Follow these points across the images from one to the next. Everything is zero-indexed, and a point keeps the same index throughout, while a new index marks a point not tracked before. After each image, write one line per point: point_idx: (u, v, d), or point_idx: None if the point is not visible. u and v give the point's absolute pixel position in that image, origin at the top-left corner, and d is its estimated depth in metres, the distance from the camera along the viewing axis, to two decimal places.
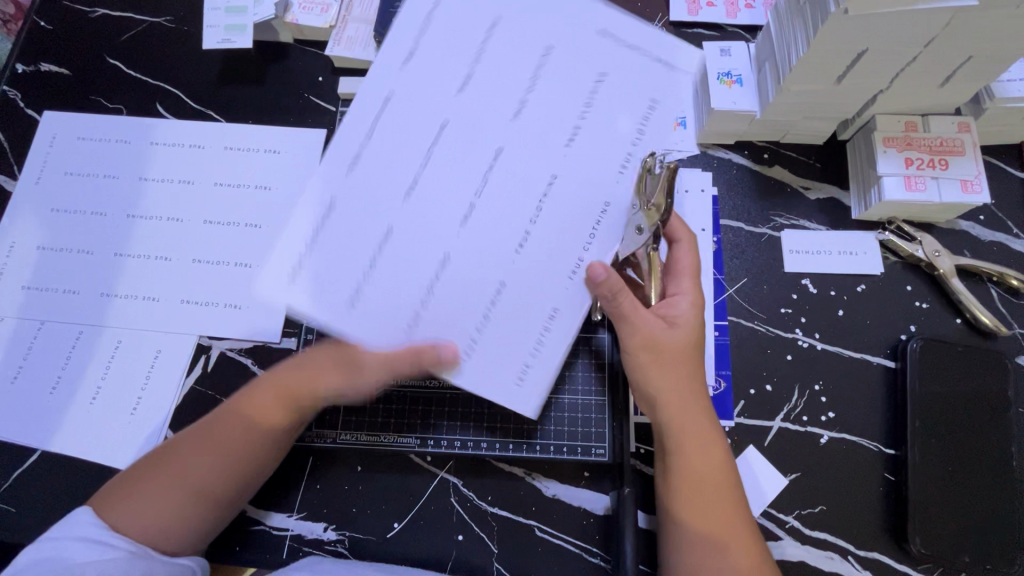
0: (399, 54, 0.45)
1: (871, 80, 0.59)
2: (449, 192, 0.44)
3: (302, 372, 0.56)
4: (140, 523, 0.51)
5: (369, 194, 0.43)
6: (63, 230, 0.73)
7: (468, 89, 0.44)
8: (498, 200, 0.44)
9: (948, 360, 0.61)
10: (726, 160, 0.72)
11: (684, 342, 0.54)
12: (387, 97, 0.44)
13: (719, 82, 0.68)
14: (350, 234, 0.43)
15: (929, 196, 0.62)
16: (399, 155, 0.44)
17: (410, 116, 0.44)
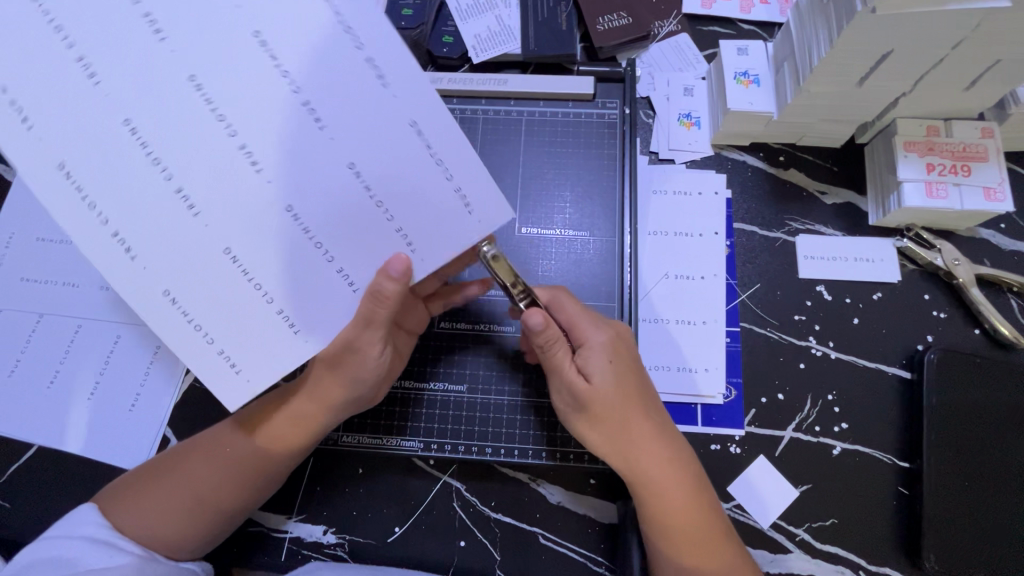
0: (137, 147, 0.39)
1: (894, 83, 0.58)
2: (334, 200, 0.42)
3: (309, 391, 0.54)
4: (142, 524, 0.51)
5: (181, 257, 0.41)
6: (62, 221, 0.72)
7: (243, 142, 0.40)
8: (395, 194, 0.43)
9: (967, 372, 0.59)
10: (740, 162, 0.70)
11: (610, 396, 0.50)
12: (80, 194, 0.38)
13: (735, 82, 0.66)
14: (212, 296, 0.42)
15: (950, 204, 0.60)
16: (161, 212, 0.40)
17: (141, 187, 0.39)
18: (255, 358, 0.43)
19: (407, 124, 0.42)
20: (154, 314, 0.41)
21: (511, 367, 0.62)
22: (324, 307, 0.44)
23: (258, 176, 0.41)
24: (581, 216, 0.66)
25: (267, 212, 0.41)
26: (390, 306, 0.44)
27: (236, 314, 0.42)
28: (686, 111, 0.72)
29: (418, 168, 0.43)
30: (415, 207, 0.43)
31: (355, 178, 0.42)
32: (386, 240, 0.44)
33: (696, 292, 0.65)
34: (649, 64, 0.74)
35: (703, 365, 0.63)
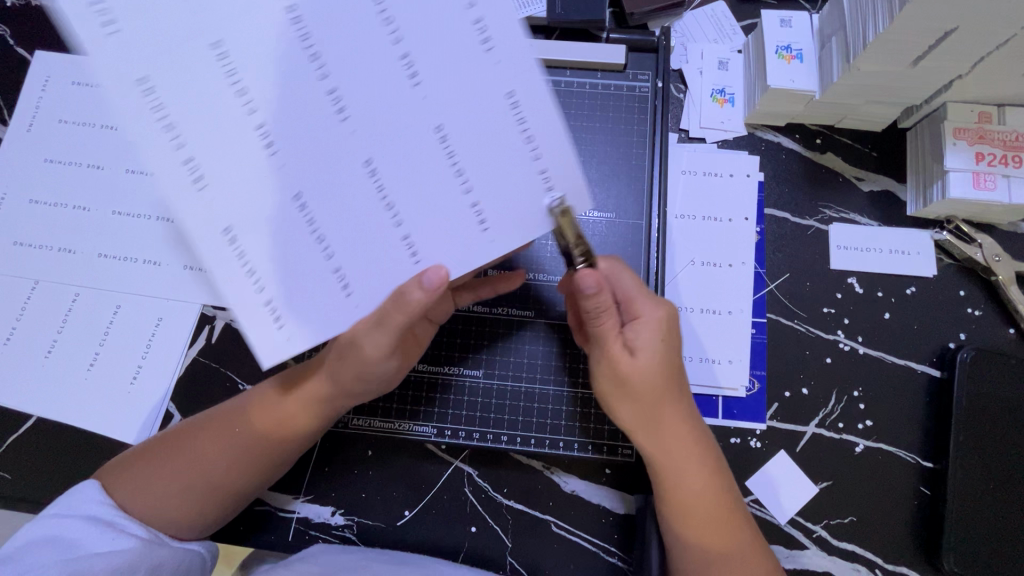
0: (219, 68, 0.36)
1: (952, 64, 0.53)
2: (413, 162, 0.39)
3: (327, 376, 0.52)
4: (143, 494, 0.49)
5: (243, 195, 0.37)
6: (57, 183, 0.68)
7: (334, 87, 0.38)
8: (475, 158, 0.40)
9: (1000, 373, 0.57)
10: (775, 143, 0.66)
11: (651, 370, 0.48)
12: (158, 113, 0.36)
13: (777, 56, 0.61)
14: (268, 241, 0.38)
15: (998, 196, 0.57)
16: (238, 150, 0.37)
17: (219, 120, 0.37)
18: (300, 312, 0.39)
19: (505, 94, 0.39)
20: (208, 251, 0.37)
21: (537, 354, 0.60)
22: (374, 268, 0.40)
23: (343, 124, 0.38)
24: (606, 196, 0.62)
25: (341, 164, 0.39)
26: (410, 315, 0.42)
27: (286, 263, 0.39)
28: (719, 87, 0.67)
29: (502, 138, 0.40)
30: (498, 181, 0.40)
31: (439, 143, 0.39)
32: (458, 216, 0.40)
33: (722, 280, 0.63)
34: (682, 34, 0.69)
35: (725, 357, 0.61)
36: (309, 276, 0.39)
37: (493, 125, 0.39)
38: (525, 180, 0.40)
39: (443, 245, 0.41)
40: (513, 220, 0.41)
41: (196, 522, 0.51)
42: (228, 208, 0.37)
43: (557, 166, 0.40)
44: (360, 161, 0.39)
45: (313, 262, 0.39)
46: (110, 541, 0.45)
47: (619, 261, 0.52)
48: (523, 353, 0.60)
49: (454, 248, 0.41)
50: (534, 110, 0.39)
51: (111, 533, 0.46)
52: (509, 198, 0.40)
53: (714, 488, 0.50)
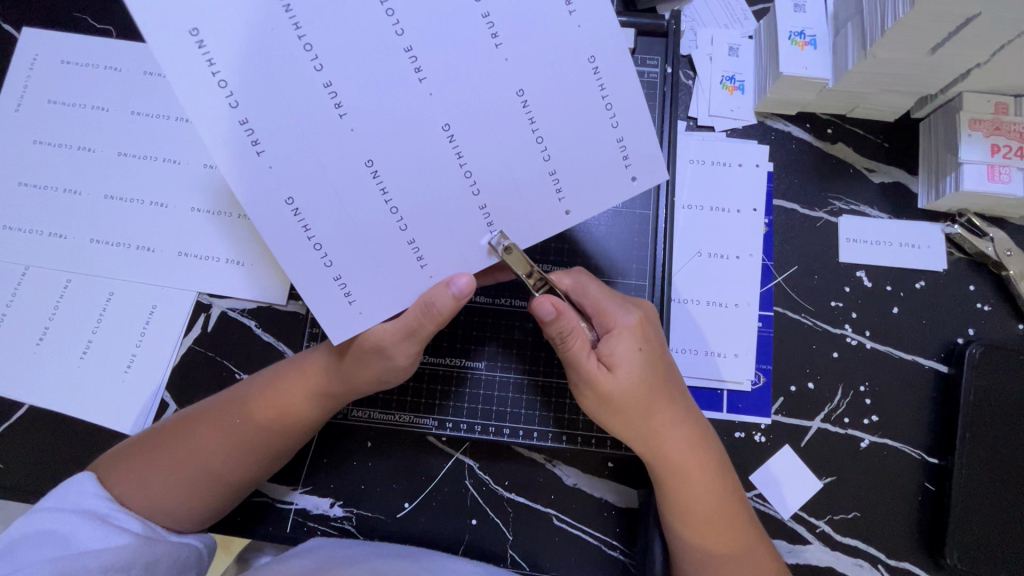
0: (287, 24, 0.37)
1: (972, 52, 0.52)
2: (492, 131, 0.40)
3: (330, 371, 0.51)
4: (138, 487, 0.48)
5: (311, 166, 0.39)
6: (47, 165, 0.66)
7: (411, 44, 0.38)
8: (554, 124, 0.41)
9: (1009, 369, 0.56)
10: (784, 132, 0.64)
11: (633, 382, 0.47)
12: (211, 65, 0.37)
13: (790, 42, 0.60)
14: (333, 210, 0.40)
15: (1012, 189, 0.56)
16: (309, 110, 0.38)
17: (288, 83, 0.38)
18: (365, 284, 0.42)
19: (587, 59, 0.40)
20: (276, 220, 0.40)
21: (540, 346, 0.59)
22: (450, 238, 0.42)
23: (421, 86, 0.39)
24: None
25: (424, 130, 0.40)
26: (439, 322, 0.44)
27: (354, 232, 0.41)
28: (729, 74, 0.65)
29: (583, 103, 0.41)
30: (573, 149, 0.41)
31: (521, 106, 0.40)
32: (535, 185, 0.42)
33: (729, 272, 0.62)
34: (691, 18, 0.67)
35: (731, 350, 0.60)
36: (381, 244, 0.41)
37: (568, 90, 0.40)
38: (600, 145, 0.42)
39: (519, 215, 0.42)
40: (587, 191, 0.43)
41: (194, 516, 0.50)
42: (292, 177, 0.39)
43: (633, 133, 0.42)
44: (441, 130, 0.40)
45: (381, 228, 0.41)
46: (103, 538, 0.44)
47: (582, 275, 0.51)
48: (527, 346, 0.59)
49: (532, 219, 0.43)
50: (608, 75, 0.40)
51: (103, 528, 0.45)
52: (590, 168, 0.42)
53: (716, 482, 0.49)
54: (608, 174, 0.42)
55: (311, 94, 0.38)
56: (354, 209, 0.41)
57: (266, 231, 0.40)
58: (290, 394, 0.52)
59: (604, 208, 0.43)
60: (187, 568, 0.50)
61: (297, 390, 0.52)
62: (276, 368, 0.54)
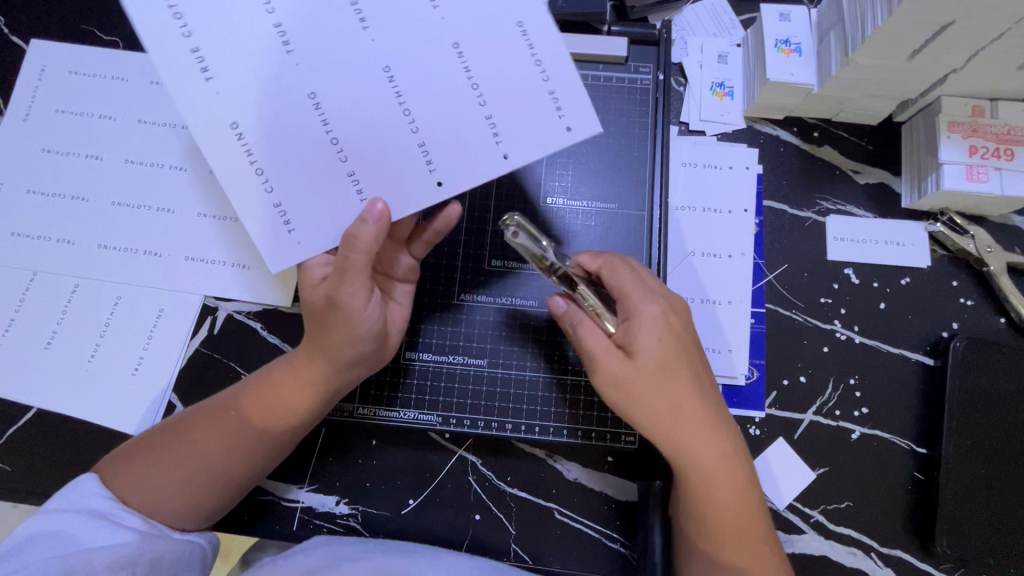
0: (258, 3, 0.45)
1: (948, 58, 0.54)
2: (426, 99, 0.46)
3: (314, 356, 0.53)
4: (139, 485, 0.49)
5: (269, 95, 0.45)
6: (55, 173, 0.67)
7: (358, 5, 0.45)
8: (491, 83, 0.46)
9: (992, 361, 0.58)
10: (773, 136, 0.67)
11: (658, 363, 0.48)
12: (183, 27, 0.44)
13: (776, 50, 0.62)
14: (281, 147, 0.46)
15: (990, 188, 0.58)
16: (312, 52, 0.45)
17: (246, 30, 0.45)
18: (304, 212, 0.46)
19: (539, 70, 0.46)
20: (218, 141, 0.45)
21: (540, 343, 0.61)
22: (383, 163, 0.46)
23: (364, 35, 0.45)
24: (607, 186, 0.63)
25: (368, 73, 0.45)
26: (365, 254, 0.46)
27: (302, 165, 0.46)
28: (719, 80, 0.68)
29: (528, 87, 0.46)
30: (518, 130, 0.46)
31: (457, 60, 0.46)
32: (470, 147, 0.46)
33: (722, 270, 0.64)
34: (681, 27, 0.70)
35: (726, 346, 0.62)
36: (324, 176, 0.46)
37: (500, 87, 0.46)
38: (545, 134, 0.46)
39: (455, 160, 0.46)
40: (522, 129, 0.46)
41: (195, 514, 0.51)
42: (281, 100, 0.45)
43: (572, 124, 0.46)
44: (378, 78, 0.46)
45: (328, 164, 0.46)
46: (108, 535, 0.45)
47: (611, 258, 0.53)
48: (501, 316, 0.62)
49: (457, 176, 0.46)
50: (552, 83, 0.46)
51: (111, 527, 0.46)
52: (523, 120, 0.46)
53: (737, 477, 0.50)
54: (513, 147, 0.46)
55: (320, 42, 0.45)
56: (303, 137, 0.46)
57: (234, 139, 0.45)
58: (280, 385, 0.54)
59: (540, 156, 0.46)
60: (192, 566, 0.50)
61: (285, 379, 0.54)
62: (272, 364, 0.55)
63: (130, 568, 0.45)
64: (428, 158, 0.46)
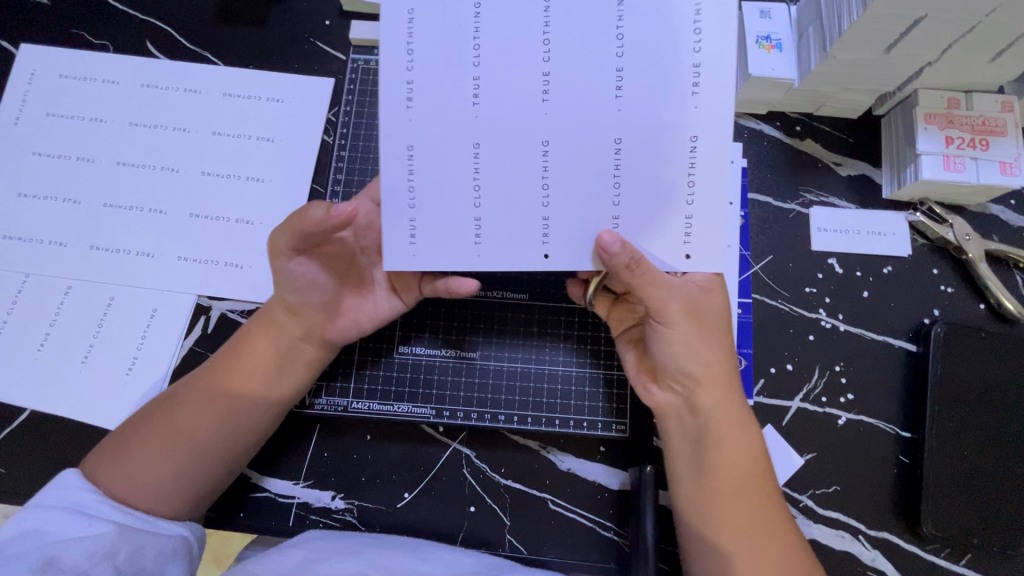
0: (469, 56, 0.48)
1: (922, 51, 0.56)
2: (582, 153, 0.48)
3: (273, 317, 0.55)
4: (115, 467, 0.50)
5: (439, 137, 0.48)
6: (46, 176, 0.68)
7: (548, 72, 0.48)
8: (636, 175, 0.48)
9: (971, 345, 0.60)
10: (756, 130, 0.68)
11: (715, 307, 0.52)
12: (409, 39, 0.48)
13: (757, 46, 0.64)
14: (436, 176, 0.49)
15: (966, 177, 0.60)
16: (456, 96, 0.48)
17: (454, 75, 0.48)
18: (430, 248, 0.50)
19: (688, 138, 0.48)
20: (394, 158, 0.49)
21: (532, 336, 0.62)
22: (510, 233, 0.50)
23: (543, 106, 0.48)
24: None
25: (530, 141, 0.48)
26: (309, 229, 0.48)
27: (446, 209, 0.49)
28: None
29: (674, 178, 0.48)
30: (647, 206, 0.48)
31: (613, 149, 0.48)
32: (599, 214, 0.49)
33: None
34: None
35: None
36: (453, 217, 0.50)
37: (656, 156, 0.48)
38: (669, 211, 0.49)
39: (571, 242, 0.49)
40: (645, 222, 0.49)
41: (171, 491, 0.51)
42: (423, 143, 0.48)
43: (703, 206, 0.48)
44: (541, 142, 0.48)
45: (461, 209, 0.49)
46: (88, 526, 0.46)
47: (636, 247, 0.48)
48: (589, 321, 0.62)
49: (584, 238, 0.49)
50: (708, 158, 0.48)
51: (92, 521, 0.46)
52: (652, 216, 0.49)
53: (752, 450, 0.51)
54: (639, 222, 0.49)
55: (463, 89, 0.48)
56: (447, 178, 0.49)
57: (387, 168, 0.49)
58: (244, 353, 0.55)
59: (658, 231, 0.49)
60: (177, 558, 0.49)
61: (247, 347, 0.55)
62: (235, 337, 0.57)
63: (109, 561, 0.45)
64: (546, 232, 0.49)
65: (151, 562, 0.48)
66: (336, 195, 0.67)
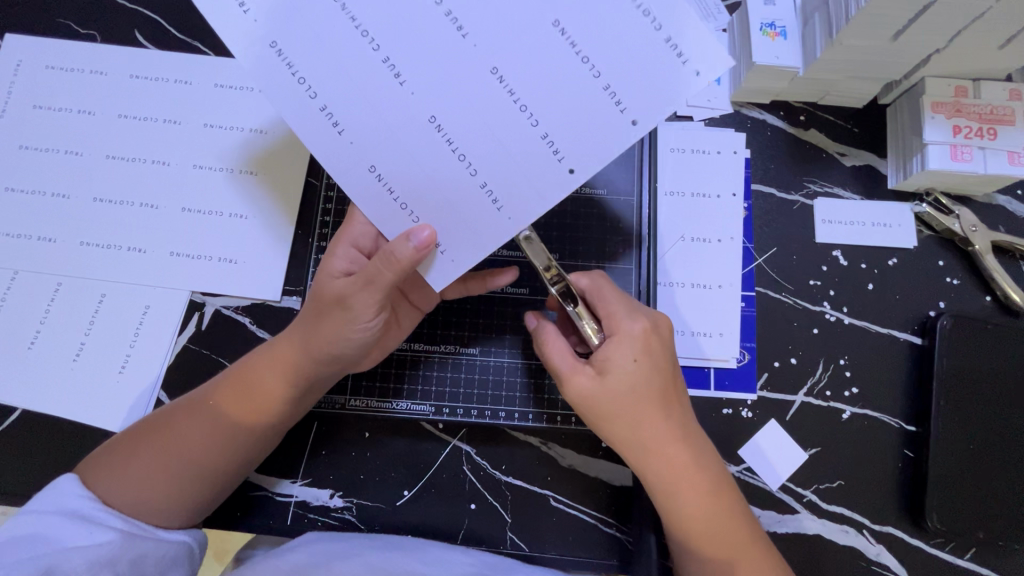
0: (364, 44, 0.42)
1: (930, 39, 0.55)
2: (535, 69, 0.41)
3: (296, 341, 0.53)
4: (123, 479, 0.49)
5: (389, 141, 0.43)
6: (33, 170, 0.66)
7: (449, 6, 0.41)
8: (596, 41, 0.41)
9: (978, 337, 0.59)
10: (760, 120, 0.67)
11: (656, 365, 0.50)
12: (291, 70, 0.42)
13: (761, 33, 0.62)
14: (413, 171, 0.44)
15: (974, 167, 0.59)
16: (377, 88, 0.42)
17: (366, 73, 0.42)
18: (455, 236, 0.44)
19: None
20: (362, 187, 0.44)
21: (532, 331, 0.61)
22: (523, 176, 0.43)
23: (466, 41, 0.41)
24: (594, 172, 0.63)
25: (476, 76, 0.42)
26: (397, 274, 0.46)
27: (444, 192, 0.44)
28: None
29: (635, 32, 0.40)
30: (636, 71, 0.41)
31: (560, 36, 0.41)
32: (596, 107, 0.41)
33: (711, 254, 0.64)
34: None
35: (716, 330, 0.62)
36: (461, 196, 0.44)
37: (600, 23, 0.40)
38: (660, 69, 0.40)
39: (587, 141, 0.42)
40: (646, 95, 0.41)
41: (179, 509, 0.50)
42: (384, 162, 0.44)
43: (691, 48, 0.40)
44: (493, 74, 0.42)
45: (460, 190, 0.44)
46: (88, 535, 0.45)
47: (601, 277, 0.52)
48: None
49: (601, 143, 0.42)
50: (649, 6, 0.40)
51: (91, 527, 0.45)
52: (640, 74, 0.41)
53: (717, 510, 0.50)
54: (639, 92, 0.41)
55: (380, 79, 0.42)
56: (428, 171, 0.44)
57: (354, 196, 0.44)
58: (261, 378, 0.53)
59: (663, 97, 0.41)
60: (177, 564, 0.50)
61: (264, 372, 0.53)
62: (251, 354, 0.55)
63: (112, 568, 0.44)
64: (556, 147, 0.42)
65: (151, 569, 0.47)
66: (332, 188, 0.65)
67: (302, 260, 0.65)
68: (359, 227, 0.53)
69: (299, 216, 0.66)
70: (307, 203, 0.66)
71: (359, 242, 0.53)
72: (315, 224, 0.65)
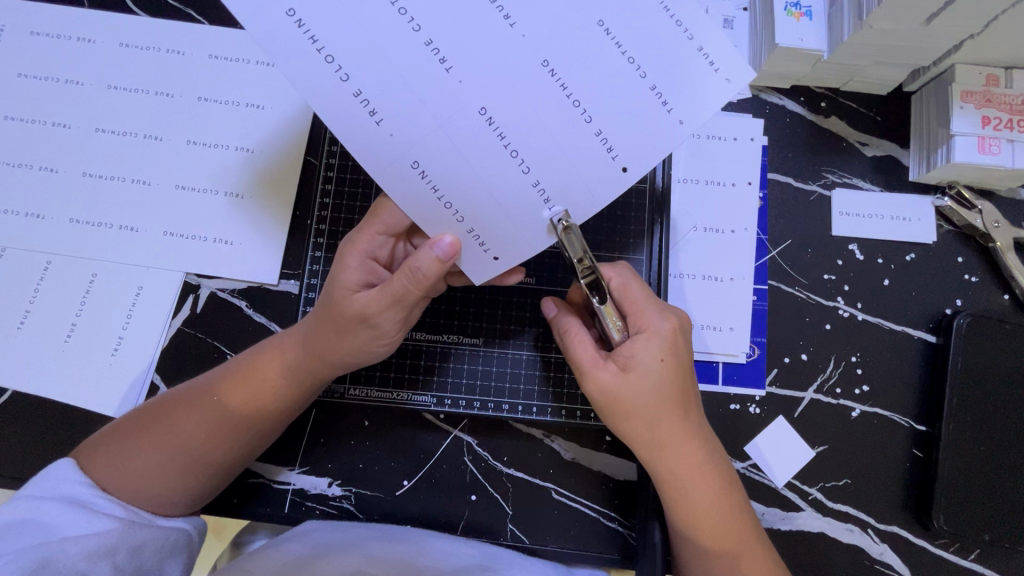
0: (404, 23, 0.40)
1: (964, 25, 0.52)
2: (593, 68, 0.42)
3: (307, 340, 0.51)
4: (122, 467, 0.48)
5: (433, 132, 0.42)
6: (19, 141, 0.63)
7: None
8: (640, 40, 0.42)
9: (995, 337, 0.57)
10: (779, 106, 0.64)
11: (680, 367, 0.48)
12: (315, 44, 0.39)
13: (785, 14, 0.59)
14: (454, 162, 0.42)
15: (1002, 161, 0.56)
16: (421, 74, 0.41)
17: (404, 53, 0.40)
18: (497, 234, 0.44)
19: None
20: (404, 182, 0.43)
21: (538, 322, 0.59)
22: (569, 167, 0.43)
23: (514, 31, 0.41)
24: None
25: (527, 67, 0.42)
26: (423, 286, 0.46)
27: (484, 185, 0.43)
28: None
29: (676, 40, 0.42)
30: (680, 79, 0.42)
31: (604, 36, 0.42)
32: (643, 107, 0.42)
33: (724, 246, 0.62)
34: None
35: (726, 324, 0.60)
36: (507, 191, 0.43)
37: (644, 34, 0.42)
38: (704, 78, 0.42)
39: (639, 140, 0.43)
40: (692, 95, 0.42)
41: (178, 498, 0.49)
42: (430, 158, 0.42)
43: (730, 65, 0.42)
44: (541, 66, 0.42)
45: (501, 185, 0.43)
46: (85, 524, 0.43)
47: (627, 271, 0.51)
48: None
49: (651, 144, 0.43)
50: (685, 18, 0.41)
51: (87, 516, 0.44)
52: (684, 78, 0.42)
53: (728, 508, 0.49)
54: (689, 92, 0.42)
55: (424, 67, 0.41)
56: (471, 161, 0.42)
57: (397, 194, 0.43)
58: (265, 371, 0.51)
59: (709, 107, 0.42)
60: (176, 554, 0.49)
61: (270, 367, 0.51)
62: (260, 346, 0.53)
63: (111, 558, 0.43)
64: (609, 147, 0.43)
65: (151, 558, 0.46)
66: (331, 168, 0.63)
67: (301, 244, 0.63)
68: (371, 239, 0.50)
69: (298, 198, 0.63)
70: (306, 184, 0.64)
71: (374, 252, 0.51)
72: (315, 205, 0.62)
